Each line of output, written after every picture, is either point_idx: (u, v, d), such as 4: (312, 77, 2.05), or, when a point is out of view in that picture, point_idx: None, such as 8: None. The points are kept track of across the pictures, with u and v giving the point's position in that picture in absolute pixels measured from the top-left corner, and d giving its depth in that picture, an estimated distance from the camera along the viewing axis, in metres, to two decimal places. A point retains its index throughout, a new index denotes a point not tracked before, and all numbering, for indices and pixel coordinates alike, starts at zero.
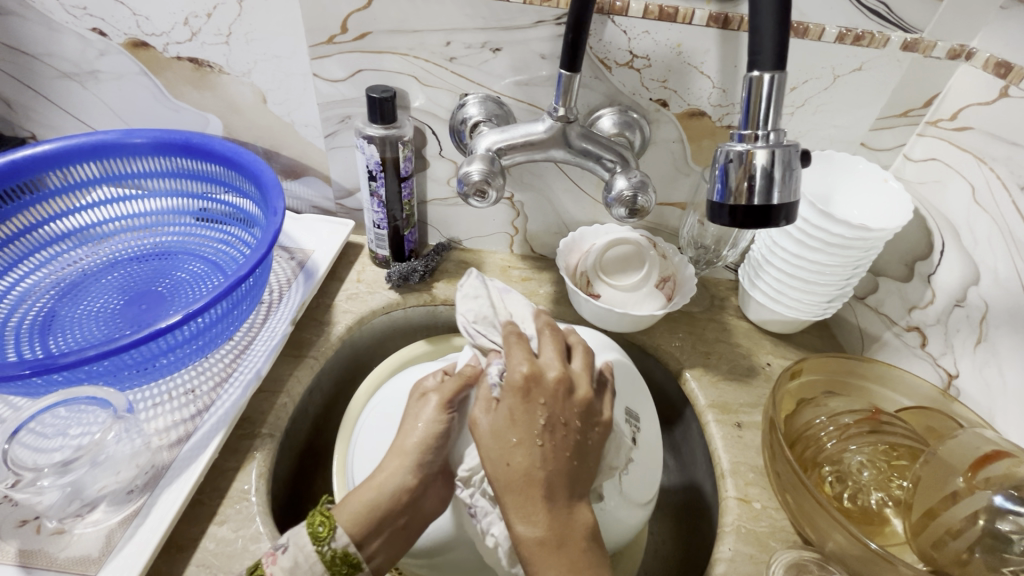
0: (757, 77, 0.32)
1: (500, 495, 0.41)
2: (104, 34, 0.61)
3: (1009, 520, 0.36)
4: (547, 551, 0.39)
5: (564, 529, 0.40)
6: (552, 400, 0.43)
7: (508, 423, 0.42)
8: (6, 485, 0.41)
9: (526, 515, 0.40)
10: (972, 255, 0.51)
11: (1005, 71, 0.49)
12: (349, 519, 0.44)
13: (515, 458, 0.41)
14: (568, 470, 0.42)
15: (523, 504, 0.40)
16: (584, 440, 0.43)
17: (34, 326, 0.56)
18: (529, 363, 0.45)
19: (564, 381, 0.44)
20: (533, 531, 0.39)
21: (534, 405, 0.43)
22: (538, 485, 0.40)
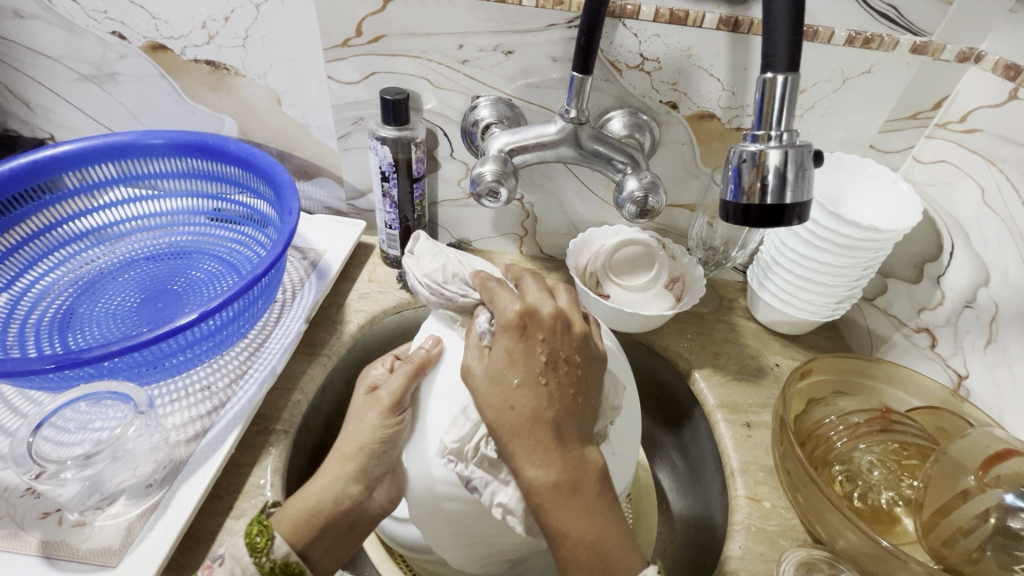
0: (771, 79, 0.33)
1: (505, 443, 0.40)
2: (123, 38, 0.62)
3: (1020, 519, 0.36)
4: (561, 496, 0.39)
5: (577, 473, 0.40)
6: (549, 338, 0.43)
7: (508, 364, 0.42)
8: (30, 477, 0.42)
9: (538, 460, 0.40)
10: (982, 256, 0.51)
11: (1014, 74, 0.49)
12: (286, 528, 0.42)
13: (519, 400, 0.41)
14: (574, 409, 0.42)
15: (534, 447, 0.40)
16: (586, 377, 0.43)
17: (53, 322, 0.57)
18: (518, 301, 0.44)
19: (562, 318, 0.43)
20: (544, 476, 0.39)
21: (532, 345, 0.42)
22: (546, 425, 0.40)
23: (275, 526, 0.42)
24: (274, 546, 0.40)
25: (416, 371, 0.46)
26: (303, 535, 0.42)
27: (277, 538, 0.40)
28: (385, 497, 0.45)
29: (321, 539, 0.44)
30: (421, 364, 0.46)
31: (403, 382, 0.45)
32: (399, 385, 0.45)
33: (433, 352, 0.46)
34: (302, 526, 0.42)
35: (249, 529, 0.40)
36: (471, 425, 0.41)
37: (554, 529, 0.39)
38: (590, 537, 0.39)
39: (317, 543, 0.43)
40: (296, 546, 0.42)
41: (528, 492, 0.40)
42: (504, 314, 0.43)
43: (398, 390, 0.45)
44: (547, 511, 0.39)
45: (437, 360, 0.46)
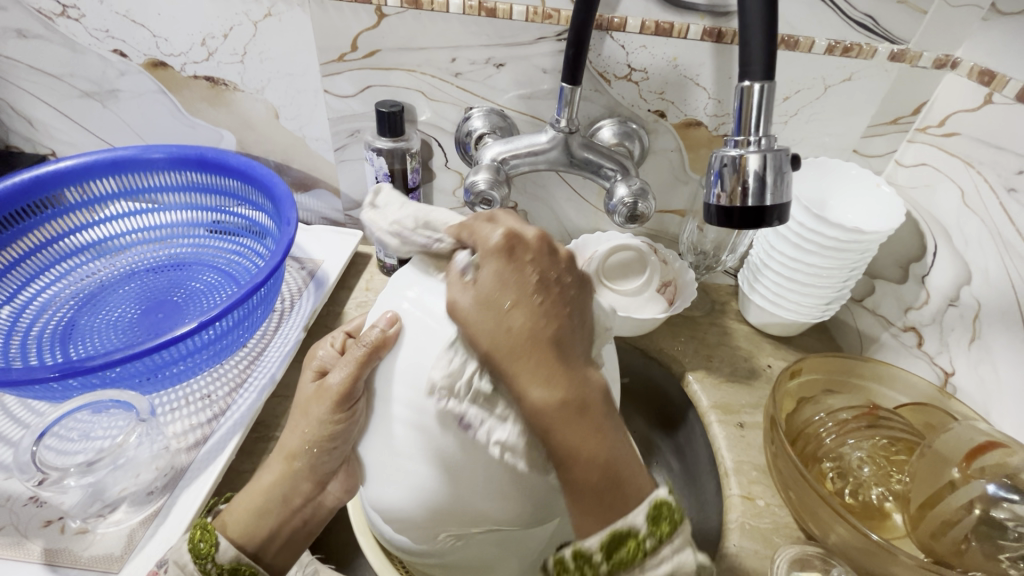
0: (748, 87, 0.34)
1: (496, 355, 0.35)
2: (124, 55, 0.64)
3: (1004, 508, 0.37)
4: (569, 412, 0.34)
5: (584, 389, 0.35)
6: (538, 257, 0.37)
7: (498, 282, 0.36)
8: (32, 484, 0.42)
9: (540, 374, 0.34)
10: (964, 256, 0.52)
11: (988, 79, 0.51)
12: (234, 532, 0.42)
13: (515, 320, 0.35)
14: (571, 328, 0.36)
15: (534, 364, 0.34)
16: (582, 295, 0.38)
17: (55, 334, 0.58)
18: (500, 229, 0.38)
19: (544, 239, 0.38)
20: (546, 394, 0.34)
21: (520, 259, 0.37)
22: (545, 343, 0.35)
23: (221, 530, 0.42)
24: (219, 550, 0.39)
25: (370, 354, 0.41)
26: (255, 535, 0.42)
27: (222, 542, 0.40)
28: (340, 489, 0.46)
29: (277, 537, 0.44)
30: (377, 346, 0.41)
31: (353, 369, 0.42)
32: (348, 374, 0.42)
33: (390, 333, 0.40)
34: (250, 528, 0.42)
35: (192, 535, 0.40)
36: (460, 358, 0.36)
37: (564, 454, 0.34)
38: (601, 457, 0.34)
39: (270, 543, 0.43)
40: (249, 546, 0.42)
41: (531, 409, 0.34)
42: (489, 240, 0.37)
43: (350, 377, 0.42)
44: (554, 431, 0.34)
45: (393, 341, 0.41)
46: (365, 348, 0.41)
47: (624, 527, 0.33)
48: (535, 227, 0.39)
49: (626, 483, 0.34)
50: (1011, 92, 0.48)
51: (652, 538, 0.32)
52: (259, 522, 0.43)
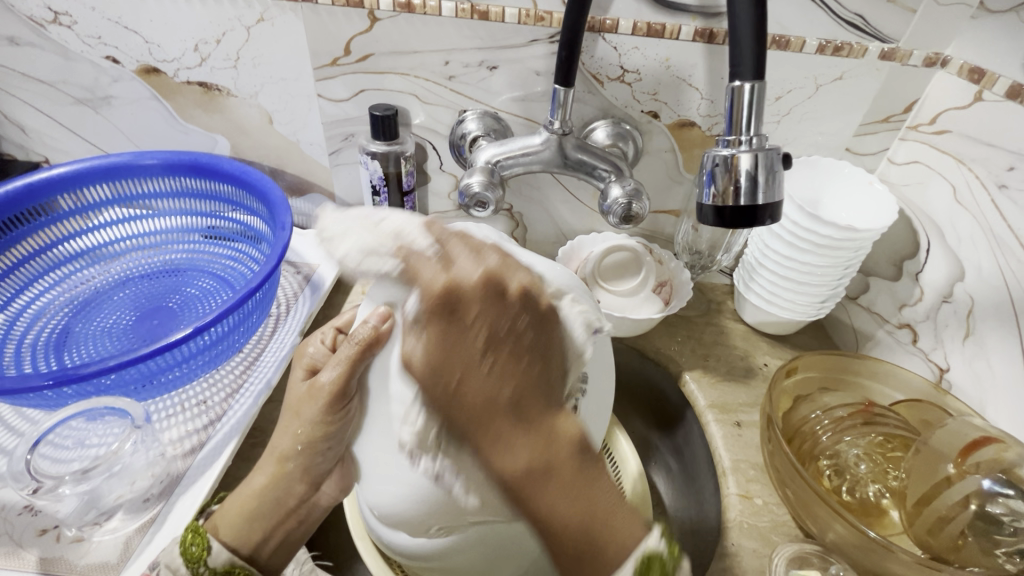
0: (738, 87, 0.34)
1: (462, 440, 0.33)
2: (117, 62, 0.64)
3: (999, 503, 0.38)
4: (534, 482, 0.32)
5: (550, 452, 0.33)
6: (484, 311, 0.33)
7: (440, 359, 0.33)
8: (27, 492, 0.42)
9: (508, 445, 0.33)
10: (957, 253, 0.53)
11: (978, 77, 0.51)
12: (226, 534, 0.42)
13: (468, 387, 0.33)
14: (532, 381, 0.34)
15: (495, 437, 0.33)
16: (542, 337, 0.35)
17: (49, 342, 0.58)
18: (444, 273, 0.33)
19: (487, 283, 0.33)
20: (518, 463, 0.33)
21: (468, 326, 0.33)
22: (504, 410, 0.33)
23: (214, 532, 0.42)
24: (211, 554, 0.40)
25: (364, 352, 0.38)
26: (250, 537, 0.43)
27: (214, 545, 0.41)
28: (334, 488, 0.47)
29: (272, 536, 0.44)
30: (369, 344, 0.37)
31: (345, 367, 0.39)
32: (340, 371, 0.39)
33: (383, 329, 0.36)
34: (243, 532, 0.43)
35: (184, 537, 0.41)
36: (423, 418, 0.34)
37: (550, 537, 0.33)
38: (575, 522, 0.32)
39: (265, 543, 0.44)
40: (243, 550, 0.42)
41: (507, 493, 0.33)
42: (432, 287, 0.33)
43: (342, 376, 0.39)
44: (528, 500, 0.33)
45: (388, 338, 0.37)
46: (357, 346, 0.38)
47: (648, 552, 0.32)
48: (482, 265, 0.34)
49: (608, 539, 0.32)
50: (1000, 90, 0.49)
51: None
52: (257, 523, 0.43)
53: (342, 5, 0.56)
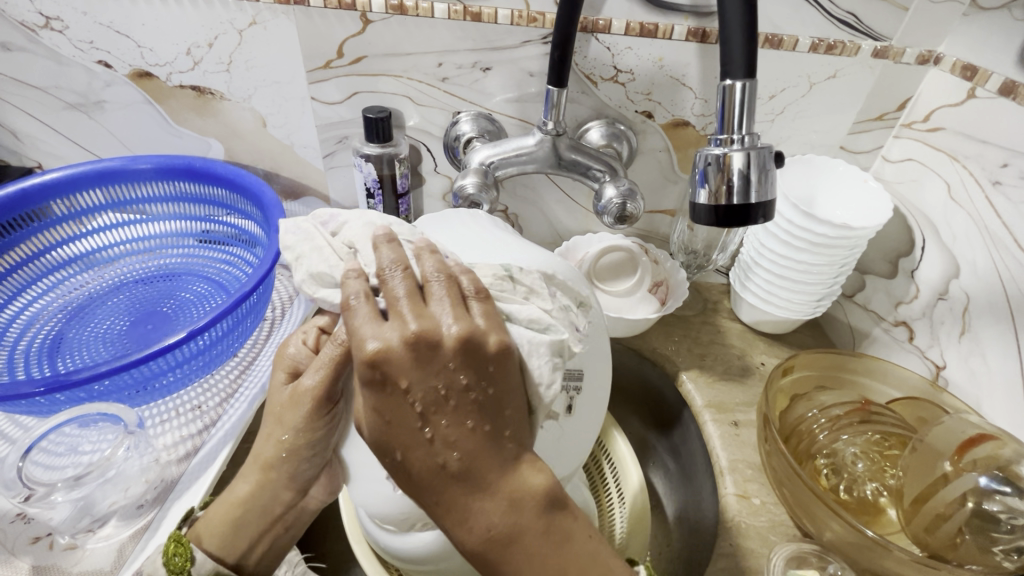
0: (730, 86, 0.34)
1: (419, 497, 0.31)
2: (109, 66, 0.63)
3: (996, 500, 0.37)
4: (497, 550, 0.30)
5: (516, 516, 0.30)
6: (414, 381, 0.30)
7: (385, 430, 0.31)
8: (19, 500, 0.42)
9: (467, 512, 0.30)
10: (952, 250, 0.53)
11: (971, 74, 0.51)
12: (212, 545, 0.41)
13: (444, 456, 0.30)
14: (482, 445, 0.30)
15: (451, 507, 0.30)
16: (490, 392, 0.31)
17: (43, 348, 0.58)
18: (398, 328, 0.30)
19: (415, 347, 0.30)
20: (477, 544, 0.30)
21: (404, 396, 0.30)
22: (453, 479, 0.30)
23: (198, 541, 0.41)
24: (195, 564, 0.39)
25: (351, 352, 0.36)
26: (235, 547, 0.42)
27: (199, 556, 0.40)
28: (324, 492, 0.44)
29: (258, 544, 0.43)
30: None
31: (328, 371, 0.38)
32: (322, 378, 0.38)
33: (372, 326, 0.35)
34: (228, 540, 0.41)
35: (167, 548, 0.40)
36: (384, 469, 0.32)
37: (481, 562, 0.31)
38: (554, 569, 0.31)
39: (252, 550, 0.42)
40: (229, 559, 0.41)
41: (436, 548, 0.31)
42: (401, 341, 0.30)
43: (326, 381, 0.38)
44: (498, 566, 0.31)
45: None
46: (343, 347, 0.36)
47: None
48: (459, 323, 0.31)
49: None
50: (994, 86, 0.49)
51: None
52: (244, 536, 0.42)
53: (334, 7, 0.55)
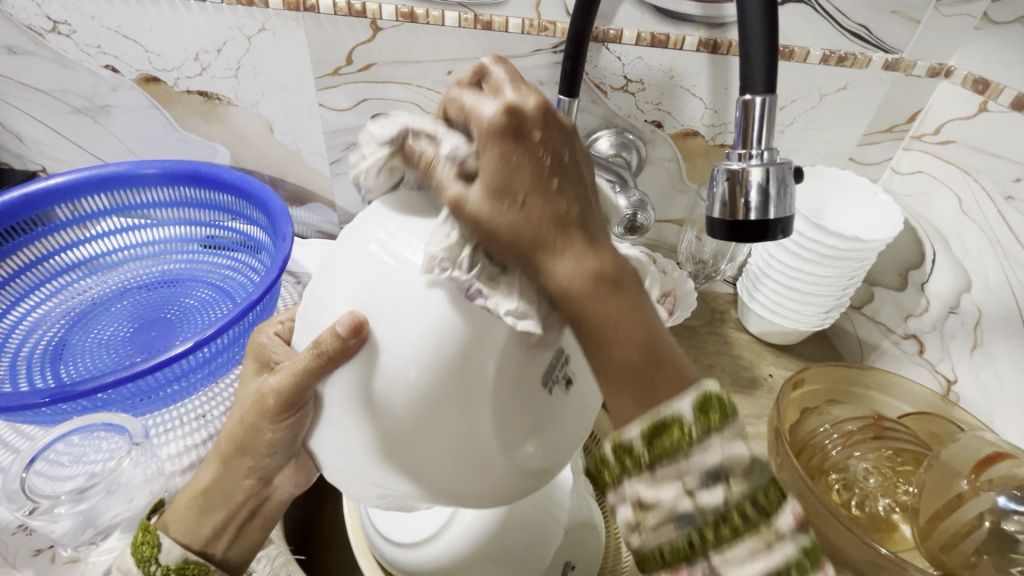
0: (749, 101, 0.34)
1: (511, 245, 0.27)
2: (116, 71, 0.63)
3: (1015, 520, 0.37)
4: (602, 288, 0.26)
5: (611, 260, 0.27)
6: (548, 134, 0.27)
7: (492, 184, 0.27)
8: (23, 513, 0.42)
9: (564, 250, 0.26)
10: (963, 263, 0.53)
11: (983, 88, 0.51)
12: (177, 530, 0.39)
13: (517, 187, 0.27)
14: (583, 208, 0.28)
15: (559, 234, 0.27)
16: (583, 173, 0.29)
17: (45, 354, 0.57)
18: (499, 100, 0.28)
19: (513, 111, 0.27)
20: (563, 279, 0.26)
21: (530, 144, 0.27)
22: (559, 224, 0.27)
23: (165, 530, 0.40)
24: (162, 551, 0.38)
25: (322, 366, 0.31)
26: (197, 534, 0.39)
27: (165, 542, 0.38)
28: (290, 482, 0.41)
29: (224, 532, 0.40)
30: (333, 355, 0.30)
31: (296, 377, 0.32)
32: (290, 381, 0.32)
33: (353, 343, 0.29)
34: (192, 526, 0.39)
35: (137, 538, 0.39)
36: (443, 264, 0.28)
37: (565, 298, 0.26)
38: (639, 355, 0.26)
39: (218, 538, 0.40)
40: (195, 545, 0.39)
41: (518, 242, 0.26)
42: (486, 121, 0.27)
43: (294, 388, 0.32)
44: (587, 311, 0.26)
45: (356, 352, 0.30)
46: (315, 355, 0.30)
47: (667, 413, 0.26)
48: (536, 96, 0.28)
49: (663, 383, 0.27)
50: (1006, 101, 0.48)
51: (650, 456, 0.26)
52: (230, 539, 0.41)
53: (345, 14, 0.55)
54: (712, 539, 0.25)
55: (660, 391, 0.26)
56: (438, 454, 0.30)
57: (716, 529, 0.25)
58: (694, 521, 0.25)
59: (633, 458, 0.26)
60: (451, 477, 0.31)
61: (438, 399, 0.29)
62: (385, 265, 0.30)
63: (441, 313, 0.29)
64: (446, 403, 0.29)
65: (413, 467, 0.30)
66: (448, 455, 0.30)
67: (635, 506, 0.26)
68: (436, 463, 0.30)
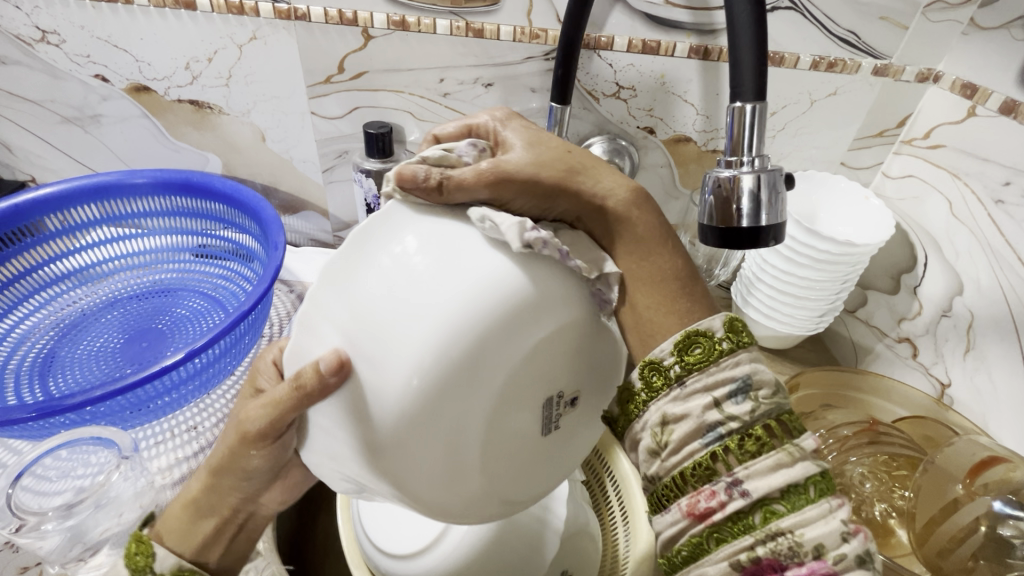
0: (739, 108, 0.34)
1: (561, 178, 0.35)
2: (106, 80, 0.63)
3: (1010, 525, 0.37)
4: (638, 201, 0.36)
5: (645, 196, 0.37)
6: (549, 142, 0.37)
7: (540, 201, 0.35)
8: (10, 530, 0.41)
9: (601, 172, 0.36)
10: (955, 267, 0.53)
11: (971, 92, 0.52)
12: (173, 541, 0.39)
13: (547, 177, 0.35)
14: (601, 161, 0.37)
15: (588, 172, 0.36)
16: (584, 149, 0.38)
17: (34, 367, 0.56)
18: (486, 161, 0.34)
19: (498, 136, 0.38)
20: (618, 195, 0.36)
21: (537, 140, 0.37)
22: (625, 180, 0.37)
23: (159, 540, 0.39)
24: (157, 560, 0.37)
25: (301, 401, 0.29)
26: (190, 541, 0.39)
27: (159, 551, 0.38)
28: (277, 500, 0.41)
29: (215, 542, 0.40)
30: (314, 391, 0.29)
31: (274, 410, 0.31)
32: (268, 414, 0.32)
33: (332, 379, 0.28)
34: (186, 533, 0.39)
35: (128, 549, 0.38)
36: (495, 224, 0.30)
37: (620, 215, 0.36)
38: (666, 263, 0.36)
39: (211, 547, 0.40)
40: (188, 554, 0.39)
41: (560, 178, 0.35)
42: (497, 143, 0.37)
43: (269, 418, 0.32)
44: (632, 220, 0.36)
45: (337, 389, 0.29)
46: (294, 391, 0.29)
47: (699, 327, 0.34)
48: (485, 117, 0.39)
49: (689, 284, 0.36)
50: (994, 105, 0.49)
51: (679, 367, 0.33)
52: (225, 546, 0.41)
53: (336, 23, 0.55)
54: (735, 449, 0.31)
55: (696, 290, 0.36)
56: (426, 462, 0.30)
57: (738, 441, 0.31)
58: (718, 433, 0.31)
59: (661, 372, 0.34)
60: (435, 479, 0.30)
61: (433, 412, 0.28)
62: (393, 277, 0.28)
63: (454, 322, 0.28)
64: (443, 414, 0.29)
65: (400, 475, 0.29)
66: (436, 468, 0.30)
67: (660, 423, 0.33)
68: (426, 477, 0.30)
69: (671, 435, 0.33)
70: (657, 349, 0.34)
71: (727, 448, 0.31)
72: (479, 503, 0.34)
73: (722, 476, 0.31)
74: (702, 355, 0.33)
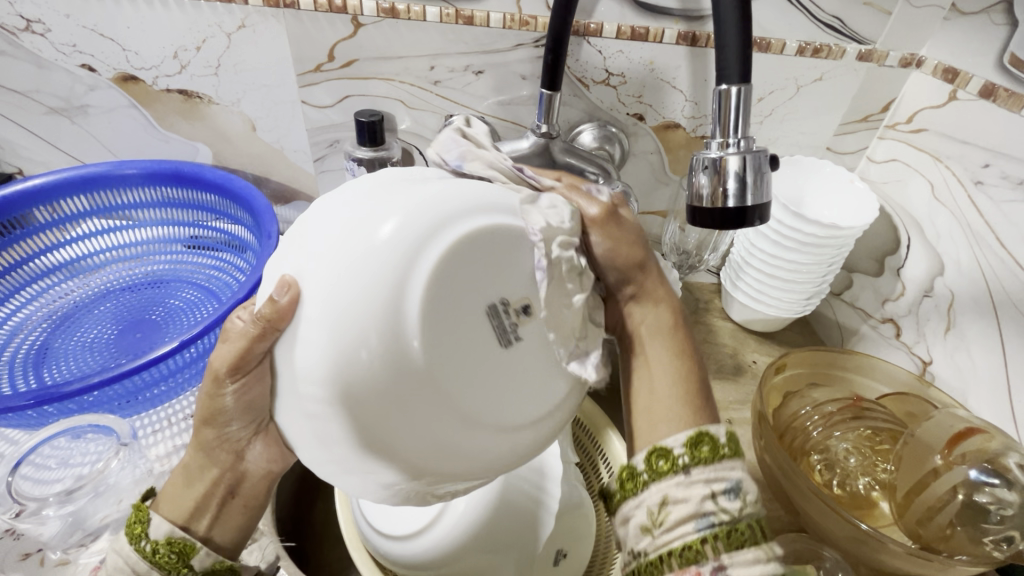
0: (725, 91, 0.35)
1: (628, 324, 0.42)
2: (93, 70, 0.62)
3: (986, 492, 0.39)
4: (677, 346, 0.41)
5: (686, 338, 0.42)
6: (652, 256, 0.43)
7: (613, 251, 0.40)
8: (10, 515, 0.42)
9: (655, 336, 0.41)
10: (936, 248, 0.54)
11: (952, 77, 0.53)
12: (166, 508, 0.39)
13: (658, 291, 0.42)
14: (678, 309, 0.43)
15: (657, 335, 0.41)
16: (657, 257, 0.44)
17: (28, 358, 0.57)
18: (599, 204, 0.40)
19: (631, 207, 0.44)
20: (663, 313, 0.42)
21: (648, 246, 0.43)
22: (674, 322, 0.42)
23: (155, 508, 0.40)
24: (151, 527, 0.38)
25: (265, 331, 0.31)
26: (180, 508, 0.39)
27: (155, 518, 0.38)
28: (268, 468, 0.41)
29: (206, 510, 0.40)
30: (272, 320, 0.31)
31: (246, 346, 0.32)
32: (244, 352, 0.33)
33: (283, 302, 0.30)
34: (179, 499, 0.39)
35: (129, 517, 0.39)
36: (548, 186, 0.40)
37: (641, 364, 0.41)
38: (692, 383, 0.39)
39: (201, 515, 0.39)
40: (178, 521, 0.38)
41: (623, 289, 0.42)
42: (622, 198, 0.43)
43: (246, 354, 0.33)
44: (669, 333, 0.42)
45: (289, 311, 0.30)
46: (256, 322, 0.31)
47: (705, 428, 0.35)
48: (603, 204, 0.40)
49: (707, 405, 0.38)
50: (974, 89, 0.50)
51: (686, 458, 0.34)
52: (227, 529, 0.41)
53: (326, 11, 0.55)
54: (723, 538, 0.32)
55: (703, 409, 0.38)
56: (395, 416, 0.30)
57: (728, 532, 0.32)
58: (710, 521, 0.32)
59: (668, 459, 0.34)
60: (414, 438, 0.30)
61: (382, 357, 0.29)
62: (328, 234, 0.31)
63: (380, 270, 0.30)
64: (393, 361, 0.29)
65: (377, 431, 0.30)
66: (404, 414, 0.30)
67: (659, 503, 0.33)
68: (419, 443, 0.31)
69: (667, 516, 0.33)
70: (669, 440, 0.35)
71: (717, 536, 0.32)
72: (498, 449, 0.34)
73: (708, 562, 0.31)
74: (710, 452, 0.34)
